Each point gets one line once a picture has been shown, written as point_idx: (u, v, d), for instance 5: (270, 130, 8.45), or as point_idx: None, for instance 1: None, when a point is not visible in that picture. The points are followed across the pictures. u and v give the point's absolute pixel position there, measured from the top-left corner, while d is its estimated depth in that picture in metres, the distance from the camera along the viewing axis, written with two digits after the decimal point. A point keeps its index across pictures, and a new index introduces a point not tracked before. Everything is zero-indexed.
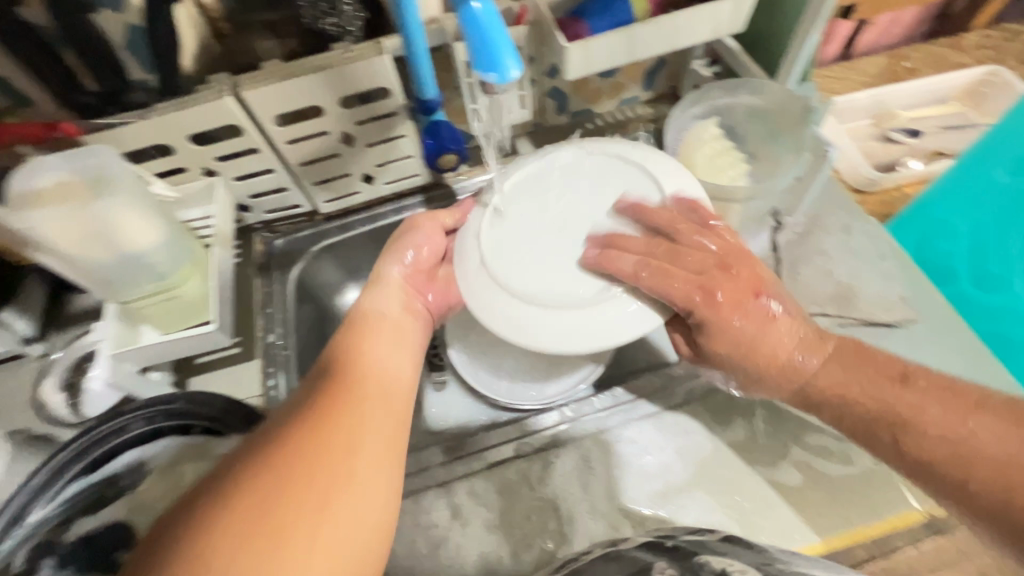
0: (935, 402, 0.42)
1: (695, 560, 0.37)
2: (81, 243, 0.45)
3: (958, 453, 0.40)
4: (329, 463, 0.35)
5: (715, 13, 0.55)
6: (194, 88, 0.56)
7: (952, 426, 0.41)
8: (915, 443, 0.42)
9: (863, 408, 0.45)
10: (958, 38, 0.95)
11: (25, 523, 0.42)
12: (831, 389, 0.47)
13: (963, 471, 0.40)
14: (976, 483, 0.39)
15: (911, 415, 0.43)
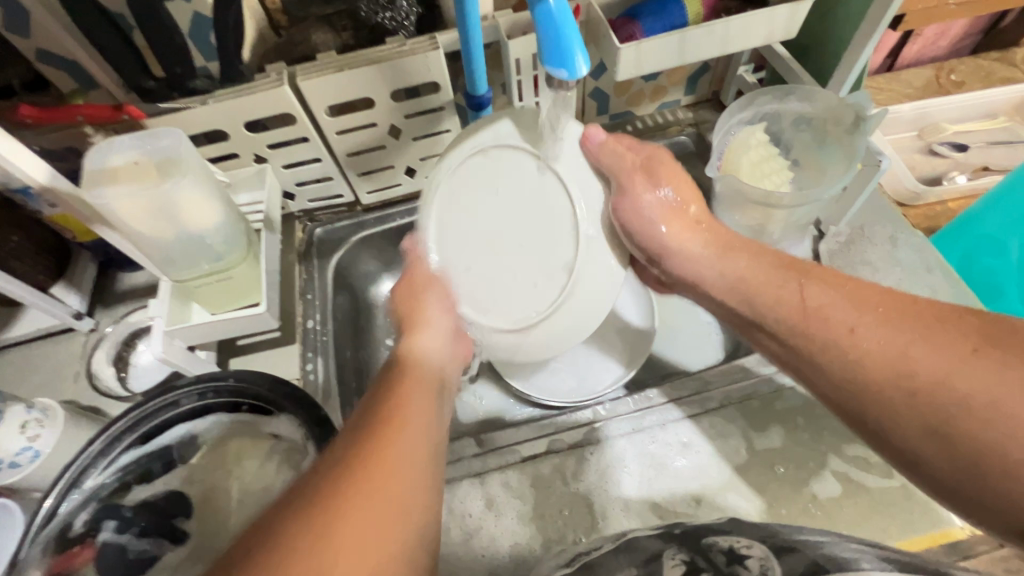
0: (855, 312, 0.39)
1: (702, 541, 0.39)
2: (146, 222, 0.46)
3: (874, 361, 0.37)
4: (390, 432, 0.35)
5: (770, 18, 0.55)
6: (253, 77, 0.57)
7: (870, 340, 0.37)
8: (833, 347, 0.39)
9: (786, 311, 0.42)
10: (1008, 52, 0.94)
11: (83, 487, 0.44)
12: (767, 298, 0.44)
13: (876, 382, 0.36)
14: (890, 402, 0.35)
15: (852, 336, 0.38)
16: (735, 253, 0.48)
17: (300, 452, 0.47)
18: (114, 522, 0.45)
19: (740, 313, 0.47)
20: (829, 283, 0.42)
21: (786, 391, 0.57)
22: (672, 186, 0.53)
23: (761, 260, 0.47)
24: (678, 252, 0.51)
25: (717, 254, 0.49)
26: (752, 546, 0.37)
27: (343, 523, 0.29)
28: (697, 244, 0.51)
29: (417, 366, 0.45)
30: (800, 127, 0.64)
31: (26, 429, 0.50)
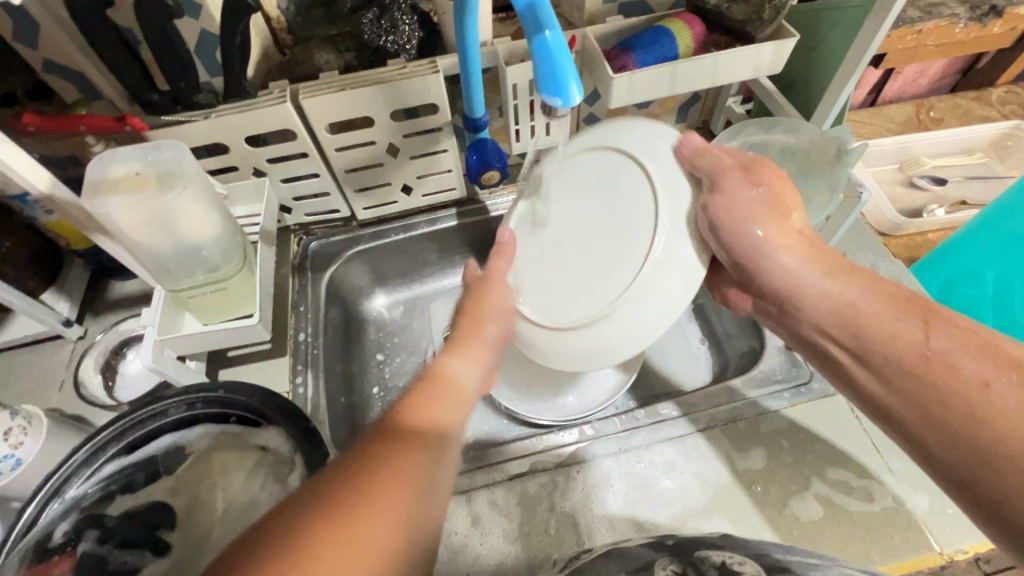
0: (988, 368, 0.37)
1: (696, 554, 0.41)
2: (143, 230, 0.47)
3: (1000, 443, 0.35)
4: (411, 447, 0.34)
5: (756, 54, 0.57)
6: (257, 93, 0.58)
7: (1008, 400, 0.35)
8: (894, 390, 0.41)
9: (899, 349, 0.41)
10: (984, 92, 0.98)
11: (65, 496, 0.44)
12: (879, 354, 0.42)
13: (977, 437, 0.36)
14: (982, 464, 0.35)
15: (970, 385, 0.37)
16: (842, 275, 0.45)
17: (287, 466, 0.47)
18: (94, 534, 0.43)
19: (835, 342, 0.45)
20: (957, 345, 0.39)
21: (771, 414, 0.57)
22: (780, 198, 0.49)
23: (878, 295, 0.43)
24: (779, 270, 0.47)
25: (817, 282, 0.46)
26: (745, 563, 0.39)
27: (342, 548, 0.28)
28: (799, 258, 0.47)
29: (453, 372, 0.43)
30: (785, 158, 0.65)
31: (9, 435, 0.50)
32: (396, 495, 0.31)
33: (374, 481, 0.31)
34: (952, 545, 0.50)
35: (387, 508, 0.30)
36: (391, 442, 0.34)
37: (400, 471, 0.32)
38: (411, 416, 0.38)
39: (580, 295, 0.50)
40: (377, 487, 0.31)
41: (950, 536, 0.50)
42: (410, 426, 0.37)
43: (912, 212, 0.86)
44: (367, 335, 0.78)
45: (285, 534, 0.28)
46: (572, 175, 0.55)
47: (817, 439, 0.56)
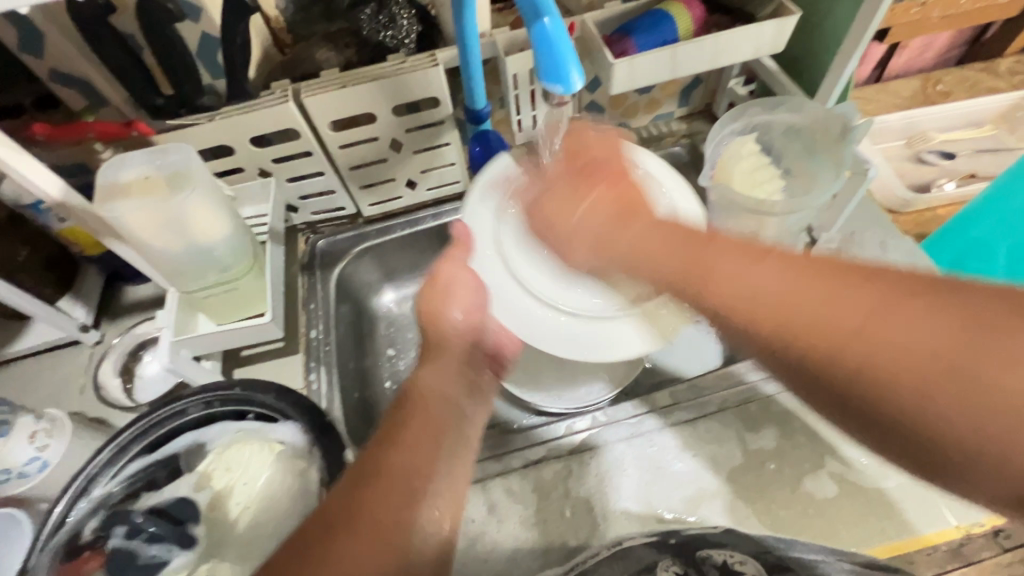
0: (782, 276, 0.31)
1: (699, 555, 0.45)
2: (155, 232, 0.48)
3: (815, 323, 0.29)
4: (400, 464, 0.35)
5: (758, 34, 0.57)
6: (259, 93, 0.59)
7: (765, 282, 0.32)
8: (746, 322, 0.32)
9: (636, 250, 0.38)
10: (993, 63, 0.96)
11: (91, 495, 0.46)
12: (725, 284, 0.33)
13: (791, 330, 0.30)
14: (815, 370, 0.30)
15: (712, 286, 0.33)
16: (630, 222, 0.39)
17: (303, 459, 0.48)
18: (124, 528, 0.44)
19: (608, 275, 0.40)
20: (716, 243, 0.35)
21: (783, 395, 0.57)
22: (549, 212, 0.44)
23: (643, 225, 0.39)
24: (573, 239, 0.41)
25: (644, 234, 0.38)
26: (745, 563, 0.44)
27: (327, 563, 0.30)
28: (581, 211, 0.41)
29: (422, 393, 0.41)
30: (790, 137, 0.66)
31: (35, 437, 0.52)
32: (437, 439, 0.38)
33: (400, 448, 0.36)
34: (968, 518, 0.50)
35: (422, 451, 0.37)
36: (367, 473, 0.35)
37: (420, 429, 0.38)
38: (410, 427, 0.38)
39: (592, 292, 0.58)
40: (400, 450, 0.36)
41: (965, 510, 0.50)
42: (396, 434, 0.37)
43: (921, 187, 0.85)
44: (378, 331, 0.79)
45: (342, 501, 0.34)
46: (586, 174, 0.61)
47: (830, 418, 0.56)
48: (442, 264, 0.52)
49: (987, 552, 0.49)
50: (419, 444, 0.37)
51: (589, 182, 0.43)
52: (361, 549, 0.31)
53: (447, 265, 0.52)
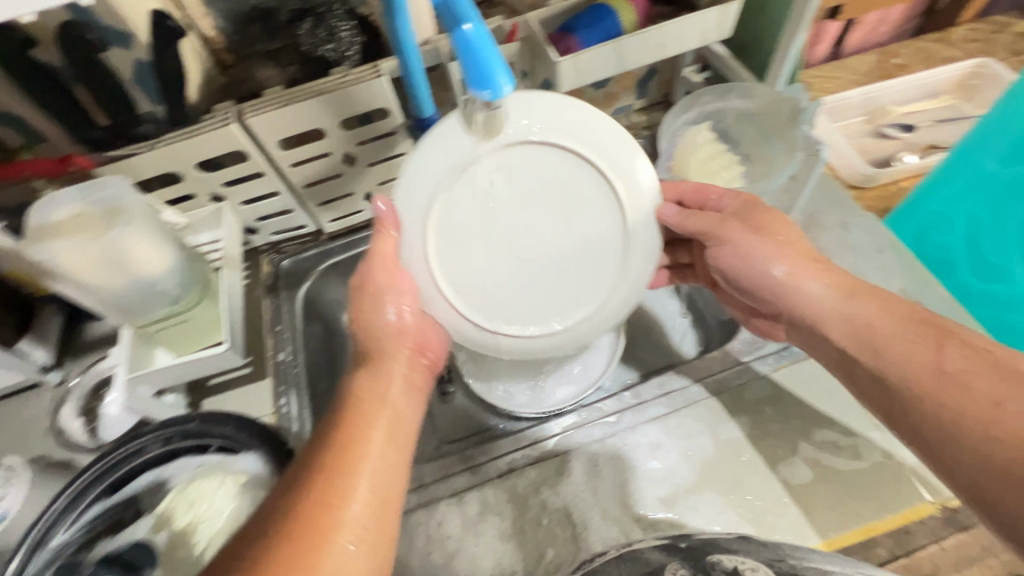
0: (996, 381, 0.37)
1: (707, 560, 0.40)
2: (93, 269, 0.46)
3: (1009, 435, 0.35)
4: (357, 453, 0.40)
5: (701, 22, 0.56)
6: (201, 117, 0.57)
7: (1009, 412, 0.36)
8: (921, 395, 0.40)
9: (883, 335, 0.43)
10: (947, 32, 0.97)
11: (48, 546, 0.44)
12: (937, 381, 0.40)
13: (991, 445, 0.36)
14: (950, 438, 0.38)
15: (926, 366, 0.41)
16: (862, 295, 0.46)
17: (267, 489, 0.47)
18: None
19: (849, 349, 0.45)
20: (940, 340, 0.41)
21: (754, 382, 0.57)
22: (788, 244, 0.50)
23: (887, 310, 0.44)
24: (797, 294, 0.49)
25: (835, 295, 0.47)
26: (757, 570, 0.39)
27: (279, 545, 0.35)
28: (818, 283, 0.48)
29: (375, 402, 0.45)
30: (744, 122, 0.65)
31: None
32: (378, 433, 0.43)
33: (348, 436, 0.42)
34: (943, 493, 0.50)
35: (377, 472, 0.40)
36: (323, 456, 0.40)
37: (367, 436, 0.42)
38: (363, 413, 0.44)
39: (485, 281, 0.48)
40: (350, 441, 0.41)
41: (940, 484, 0.50)
42: (354, 418, 0.43)
43: (882, 161, 0.85)
44: None
45: (290, 492, 0.38)
46: (506, 158, 0.45)
47: (801, 402, 0.56)
48: (369, 270, 0.47)
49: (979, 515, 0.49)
50: (367, 437, 0.42)
51: (768, 225, 0.51)
52: (294, 524, 0.36)
53: (379, 270, 0.47)
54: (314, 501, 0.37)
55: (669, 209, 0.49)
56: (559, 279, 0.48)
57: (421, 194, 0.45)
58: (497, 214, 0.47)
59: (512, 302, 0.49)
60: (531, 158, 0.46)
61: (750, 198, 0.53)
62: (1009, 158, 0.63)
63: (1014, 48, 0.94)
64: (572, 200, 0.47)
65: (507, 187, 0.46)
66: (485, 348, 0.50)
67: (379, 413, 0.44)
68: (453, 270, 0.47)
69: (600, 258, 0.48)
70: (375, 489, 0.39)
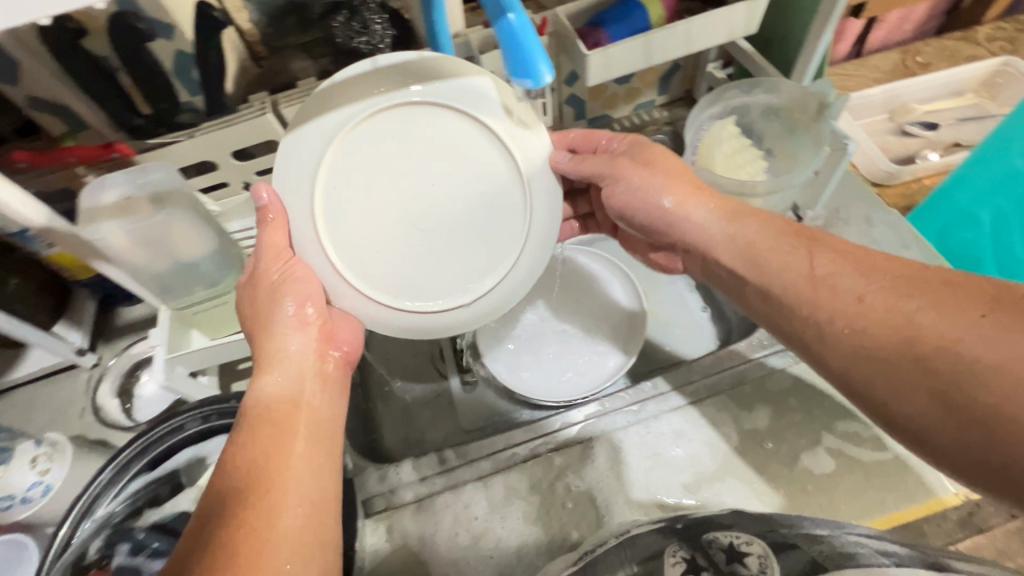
0: (863, 281, 0.39)
1: (703, 538, 0.43)
2: (140, 252, 0.49)
3: (885, 337, 0.37)
4: (276, 466, 0.39)
5: (729, 17, 0.57)
6: (237, 107, 0.59)
7: (876, 307, 0.38)
8: (839, 325, 0.40)
9: (787, 276, 0.43)
10: (971, 31, 0.96)
11: (95, 515, 0.46)
12: (835, 305, 0.40)
13: (888, 360, 0.37)
14: (871, 369, 0.38)
15: (840, 304, 0.40)
16: (741, 218, 0.47)
17: None
18: (128, 545, 0.47)
19: (745, 282, 0.46)
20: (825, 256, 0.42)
21: (777, 373, 0.58)
22: (674, 181, 0.49)
23: (777, 236, 0.45)
24: (687, 223, 0.49)
25: (716, 226, 0.48)
26: (752, 543, 0.40)
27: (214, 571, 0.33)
28: (702, 211, 0.48)
29: (286, 403, 0.42)
30: (769, 118, 0.66)
31: (36, 463, 0.55)
32: (295, 434, 0.41)
33: (264, 452, 0.39)
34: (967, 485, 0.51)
35: (297, 473, 0.39)
36: (260, 474, 0.38)
37: (287, 446, 0.40)
38: (277, 412, 0.42)
39: (391, 255, 0.48)
40: (258, 449, 0.39)
41: None
42: (270, 421, 0.41)
43: (904, 159, 0.85)
44: None
45: (211, 525, 0.35)
46: (382, 125, 0.45)
47: (824, 394, 0.56)
48: (264, 263, 0.46)
49: (997, 520, 0.50)
50: (283, 443, 0.40)
51: (656, 160, 0.51)
52: (227, 548, 0.34)
53: (273, 262, 0.46)
54: (239, 518, 0.35)
55: (560, 157, 0.50)
56: (469, 235, 0.49)
57: (302, 178, 0.45)
58: (381, 182, 0.47)
59: (428, 267, 0.49)
60: (416, 124, 0.45)
61: (640, 141, 0.53)
62: None
63: None
64: (465, 163, 0.47)
65: (387, 154, 0.46)
66: (407, 326, 0.50)
67: (294, 415, 0.42)
68: (350, 245, 0.47)
69: (502, 209, 0.48)
70: (305, 485, 0.39)
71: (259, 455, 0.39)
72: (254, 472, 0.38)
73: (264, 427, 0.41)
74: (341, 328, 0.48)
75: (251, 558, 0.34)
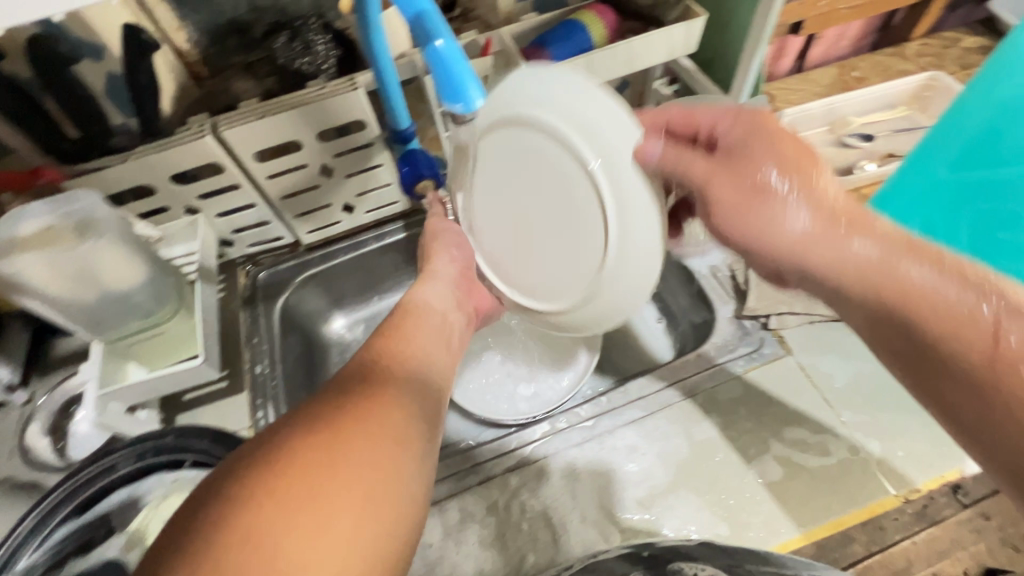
0: (1013, 323, 0.32)
1: (669, 566, 0.43)
2: (65, 284, 0.47)
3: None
4: (372, 418, 0.32)
5: (668, 37, 0.58)
6: (175, 130, 0.57)
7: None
8: (933, 340, 0.34)
9: (905, 300, 0.35)
10: (901, 47, 1.02)
11: (14, 568, 0.43)
12: (964, 332, 0.33)
13: (1007, 404, 0.31)
14: (974, 390, 0.33)
15: (936, 321, 0.34)
16: (913, 251, 0.36)
17: None
18: None
19: (861, 306, 0.37)
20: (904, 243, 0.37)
21: (727, 383, 0.59)
22: (783, 167, 0.39)
23: (880, 240, 0.37)
24: (795, 239, 0.39)
25: (841, 243, 0.38)
26: None
27: (308, 515, 0.26)
28: (838, 231, 0.38)
29: (388, 365, 0.39)
30: None
31: None
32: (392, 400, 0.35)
33: (359, 408, 0.32)
34: (905, 485, 0.52)
35: (364, 433, 0.31)
36: (345, 431, 0.30)
37: (384, 406, 0.34)
38: (375, 390, 0.35)
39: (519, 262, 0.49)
40: (365, 408, 0.32)
41: (902, 477, 0.53)
42: (367, 385, 0.35)
43: (845, 169, 0.89)
44: (329, 359, 0.78)
45: (272, 468, 0.28)
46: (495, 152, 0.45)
47: (772, 402, 0.57)
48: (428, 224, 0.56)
49: (950, 509, 0.51)
50: (383, 405, 0.34)
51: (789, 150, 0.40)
52: (308, 512, 0.26)
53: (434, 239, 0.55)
54: (341, 452, 0.29)
55: (652, 148, 0.38)
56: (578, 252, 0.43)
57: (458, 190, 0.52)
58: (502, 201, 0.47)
59: (549, 275, 0.47)
60: (496, 153, 0.45)
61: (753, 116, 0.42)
62: (959, 163, 0.67)
63: (962, 62, 1.00)
64: (543, 173, 0.42)
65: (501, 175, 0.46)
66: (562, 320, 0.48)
67: (393, 384, 0.36)
68: (490, 250, 0.52)
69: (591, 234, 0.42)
70: (403, 464, 0.31)
71: (355, 403, 0.33)
72: (362, 401, 0.33)
73: (351, 396, 0.34)
74: (477, 292, 0.55)
75: (255, 505, 0.26)
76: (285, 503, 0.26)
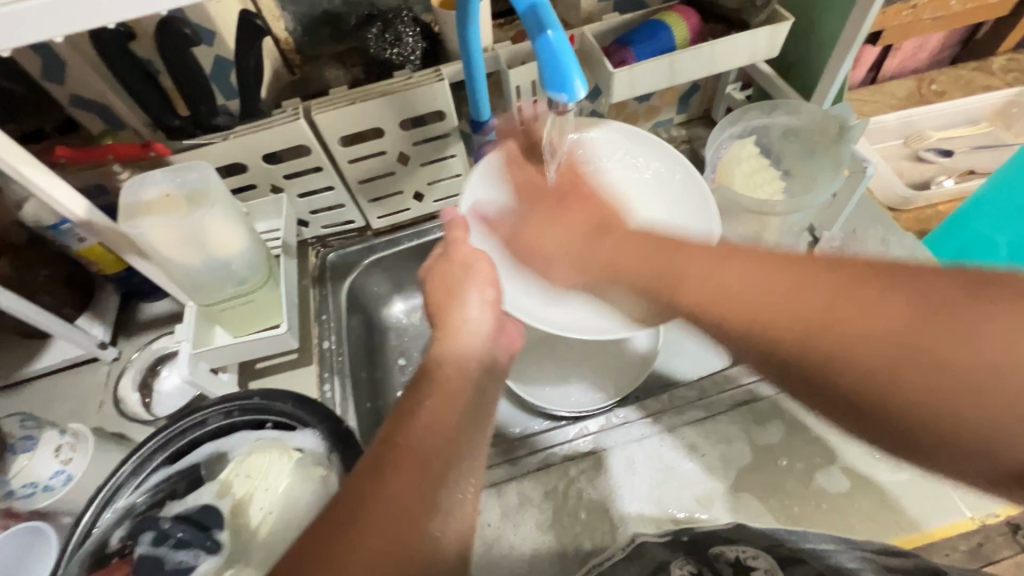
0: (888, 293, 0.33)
1: (711, 551, 0.43)
2: (176, 247, 0.50)
3: (863, 352, 0.32)
4: (434, 429, 0.37)
5: (753, 39, 0.58)
6: (270, 112, 0.60)
7: (888, 325, 0.32)
8: (748, 325, 0.37)
9: (805, 316, 0.34)
10: (986, 61, 0.98)
11: (115, 505, 0.47)
12: (812, 330, 0.34)
13: (855, 354, 0.32)
14: (873, 360, 0.32)
15: (809, 316, 0.34)
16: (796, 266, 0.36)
17: (322, 466, 0.49)
18: (150, 534, 0.46)
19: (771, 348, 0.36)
20: (835, 279, 0.34)
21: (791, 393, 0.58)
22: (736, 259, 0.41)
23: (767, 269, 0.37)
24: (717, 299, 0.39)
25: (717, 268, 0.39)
26: (758, 556, 0.41)
27: (368, 528, 0.31)
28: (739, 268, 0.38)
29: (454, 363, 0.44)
30: (788, 139, 0.67)
31: (60, 451, 0.55)
32: (455, 402, 0.40)
33: (426, 419, 0.38)
34: (983, 509, 0.50)
35: (412, 460, 0.35)
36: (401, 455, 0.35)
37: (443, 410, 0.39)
38: (439, 393, 0.40)
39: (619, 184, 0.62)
40: (427, 417, 0.38)
41: (979, 500, 0.51)
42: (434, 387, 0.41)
43: (919, 184, 0.86)
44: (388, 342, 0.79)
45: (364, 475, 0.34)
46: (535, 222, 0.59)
47: None
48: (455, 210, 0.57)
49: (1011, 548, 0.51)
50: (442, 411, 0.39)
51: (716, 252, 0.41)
52: (383, 520, 0.32)
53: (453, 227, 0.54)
54: (399, 468, 0.34)
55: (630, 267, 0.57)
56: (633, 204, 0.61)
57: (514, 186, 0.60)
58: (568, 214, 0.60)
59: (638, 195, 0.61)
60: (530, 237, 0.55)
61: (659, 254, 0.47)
62: None
63: None
64: None
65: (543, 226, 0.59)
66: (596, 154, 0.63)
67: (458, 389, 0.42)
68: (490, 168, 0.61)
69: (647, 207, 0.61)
70: (448, 476, 0.36)
71: (415, 415, 0.38)
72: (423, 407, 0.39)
73: (428, 407, 0.39)
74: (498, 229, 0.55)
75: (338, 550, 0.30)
76: (355, 523, 0.32)
